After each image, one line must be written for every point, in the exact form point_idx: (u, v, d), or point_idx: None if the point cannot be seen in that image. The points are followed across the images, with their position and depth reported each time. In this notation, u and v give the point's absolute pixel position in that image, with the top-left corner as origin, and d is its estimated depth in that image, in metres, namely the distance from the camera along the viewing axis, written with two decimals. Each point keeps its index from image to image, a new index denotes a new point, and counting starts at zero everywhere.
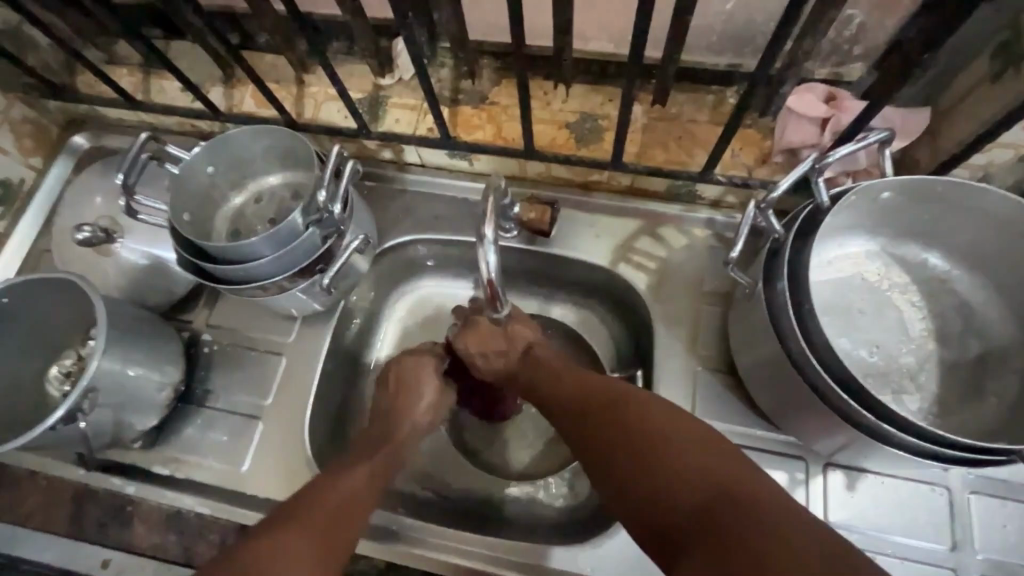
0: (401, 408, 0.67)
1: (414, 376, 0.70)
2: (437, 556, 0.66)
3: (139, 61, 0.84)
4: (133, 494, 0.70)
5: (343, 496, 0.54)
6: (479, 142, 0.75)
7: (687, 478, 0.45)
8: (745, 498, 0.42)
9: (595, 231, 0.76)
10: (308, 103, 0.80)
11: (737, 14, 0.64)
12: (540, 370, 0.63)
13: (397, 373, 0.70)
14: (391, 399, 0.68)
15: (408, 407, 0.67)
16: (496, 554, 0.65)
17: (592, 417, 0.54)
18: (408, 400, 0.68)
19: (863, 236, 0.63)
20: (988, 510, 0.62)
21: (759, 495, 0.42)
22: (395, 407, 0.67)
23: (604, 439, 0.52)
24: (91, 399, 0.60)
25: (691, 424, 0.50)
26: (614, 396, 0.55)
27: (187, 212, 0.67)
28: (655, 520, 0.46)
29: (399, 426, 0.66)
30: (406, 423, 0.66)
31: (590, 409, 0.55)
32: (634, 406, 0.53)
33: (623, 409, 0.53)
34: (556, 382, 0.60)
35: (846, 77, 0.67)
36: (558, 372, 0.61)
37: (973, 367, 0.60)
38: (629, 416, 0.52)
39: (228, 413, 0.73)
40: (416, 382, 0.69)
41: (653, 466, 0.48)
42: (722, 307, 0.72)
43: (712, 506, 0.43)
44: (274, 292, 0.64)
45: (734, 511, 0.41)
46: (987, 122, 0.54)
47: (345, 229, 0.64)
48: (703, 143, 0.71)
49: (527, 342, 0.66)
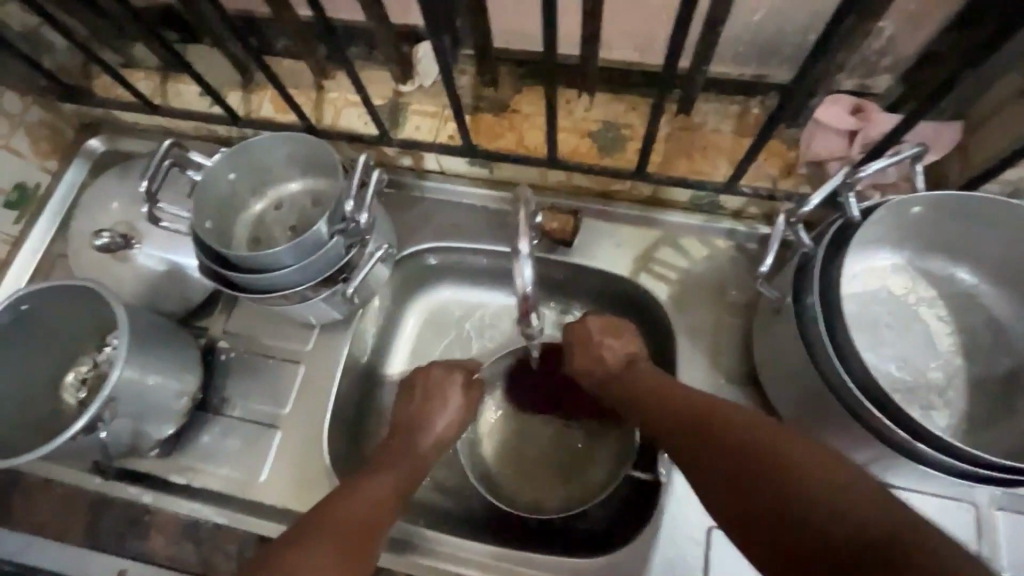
0: (423, 424, 0.67)
1: (439, 391, 0.69)
2: (451, 569, 0.66)
3: (157, 64, 0.83)
4: (150, 503, 0.69)
5: (365, 513, 0.55)
6: (501, 150, 0.74)
7: (830, 509, 0.40)
8: (906, 543, 0.36)
9: (616, 241, 0.75)
10: (328, 109, 0.79)
11: (765, 25, 0.64)
12: (637, 385, 0.59)
13: (420, 387, 0.69)
14: (413, 413, 0.68)
15: (430, 422, 0.67)
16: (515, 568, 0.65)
17: (703, 434, 0.50)
18: (431, 416, 0.67)
19: (891, 250, 0.63)
20: (1016, 527, 0.61)
21: (923, 541, 0.36)
22: (418, 423, 0.67)
23: (721, 459, 0.48)
24: (112, 408, 0.59)
25: (820, 448, 0.45)
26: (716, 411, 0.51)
27: (209, 220, 0.66)
28: (790, 555, 0.41)
29: (420, 443, 0.66)
30: (427, 442, 0.66)
31: (701, 425, 0.51)
32: (752, 426, 0.48)
33: (739, 428, 0.49)
34: (655, 396, 0.57)
35: (872, 90, 0.67)
36: (662, 387, 0.57)
37: (1002, 383, 0.60)
38: (750, 437, 0.47)
39: (245, 422, 0.72)
40: (442, 397, 0.69)
41: (782, 492, 0.43)
42: (745, 319, 0.72)
43: (866, 548, 0.37)
44: (296, 301, 0.63)
45: (903, 561, 0.35)
46: (1021, 138, 0.53)
47: (369, 238, 0.64)
48: (727, 153, 0.71)
49: (628, 357, 0.63)
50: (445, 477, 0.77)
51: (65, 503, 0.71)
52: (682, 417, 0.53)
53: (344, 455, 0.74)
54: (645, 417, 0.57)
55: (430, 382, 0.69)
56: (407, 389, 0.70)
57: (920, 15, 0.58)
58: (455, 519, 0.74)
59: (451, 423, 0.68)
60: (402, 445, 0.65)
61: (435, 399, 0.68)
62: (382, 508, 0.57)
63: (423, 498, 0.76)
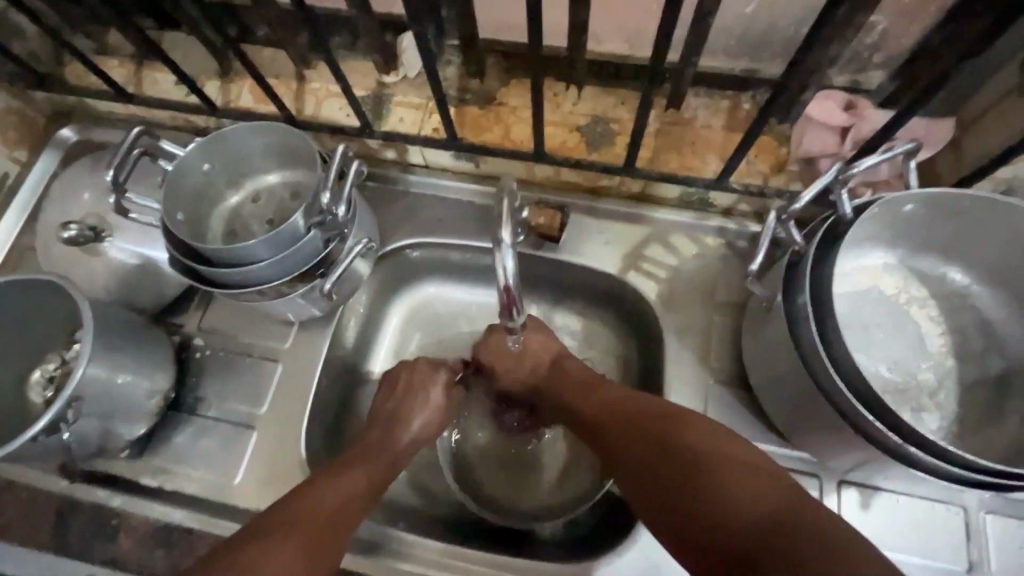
0: (402, 420, 0.65)
1: (422, 385, 0.68)
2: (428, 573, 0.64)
3: (131, 51, 0.80)
4: (120, 506, 0.67)
5: (334, 513, 0.53)
6: (486, 144, 0.72)
7: (736, 502, 0.43)
8: (796, 531, 0.40)
9: (604, 238, 0.74)
10: (309, 99, 0.77)
11: (757, 18, 0.62)
12: (566, 383, 0.62)
13: (405, 384, 0.68)
14: (394, 408, 0.66)
15: (412, 417, 0.65)
16: (495, 571, 0.63)
17: (627, 431, 0.53)
18: (413, 410, 0.66)
19: (882, 248, 0.61)
20: (1005, 531, 0.61)
21: (817, 528, 0.39)
22: (397, 419, 0.65)
23: (642, 455, 0.50)
24: (76, 409, 0.57)
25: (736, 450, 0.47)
26: (643, 412, 0.53)
27: (181, 212, 0.63)
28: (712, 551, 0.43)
29: (398, 438, 0.64)
30: (405, 438, 0.64)
31: (627, 424, 0.53)
32: (671, 422, 0.51)
33: (659, 426, 0.51)
34: (581, 396, 0.59)
35: (865, 85, 0.66)
36: (591, 385, 0.60)
37: (994, 385, 0.59)
38: (669, 434, 0.50)
39: (220, 422, 0.70)
40: (425, 392, 0.67)
41: (696, 487, 0.45)
42: (735, 319, 0.70)
43: (766, 536, 0.40)
44: (272, 297, 0.61)
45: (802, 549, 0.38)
46: (1015, 135, 0.52)
47: (348, 233, 0.62)
48: (717, 150, 0.69)
49: (553, 354, 0.65)
50: (427, 478, 0.75)
51: (31, 506, 0.68)
52: (610, 416, 0.55)
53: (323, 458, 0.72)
54: (575, 415, 0.59)
55: (415, 377, 0.68)
56: (390, 383, 0.69)
57: (915, 9, 0.57)
58: (437, 522, 0.73)
59: (434, 418, 0.67)
60: (376, 440, 0.63)
61: (417, 392, 0.67)
62: (352, 507, 0.55)
63: (404, 500, 0.74)
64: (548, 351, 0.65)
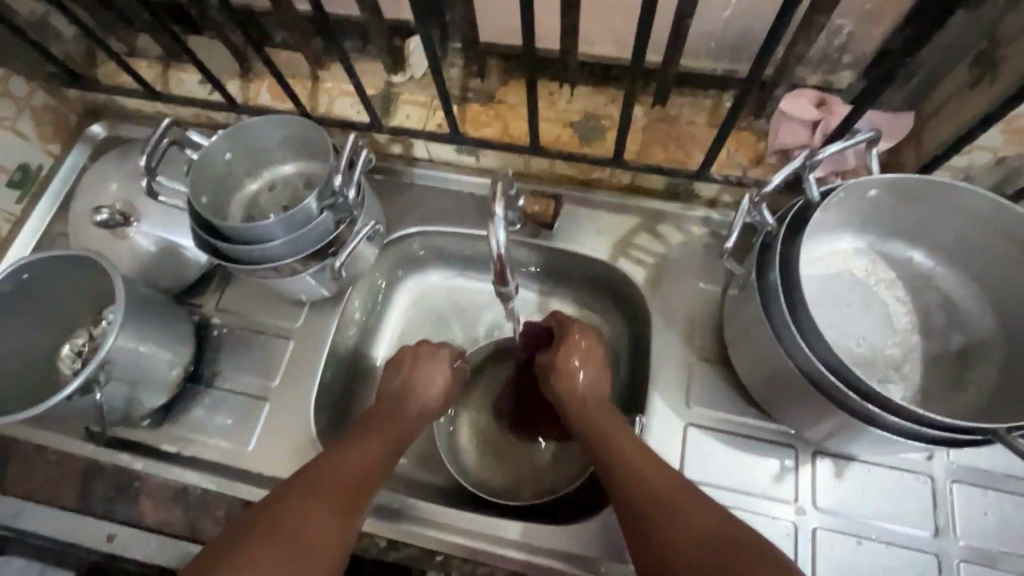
0: (410, 393, 0.70)
1: (427, 362, 0.72)
2: (434, 536, 0.68)
3: (159, 54, 0.87)
4: (141, 470, 0.71)
5: (353, 477, 0.58)
6: (487, 138, 0.78)
7: None
8: None
9: (596, 228, 0.79)
10: (323, 98, 0.83)
11: (734, 22, 0.67)
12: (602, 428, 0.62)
13: (411, 361, 0.72)
14: (401, 383, 0.71)
15: (418, 391, 0.70)
16: (495, 533, 0.67)
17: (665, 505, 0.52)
18: (416, 387, 0.70)
19: (851, 234, 0.66)
20: (970, 498, 0.65)
21: None
22: (404, 392, 0.70)
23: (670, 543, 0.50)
24: (106, 371, 0.62)
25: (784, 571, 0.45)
26: (682, 502, 0.52)
27: (205, 196, 0.69)
28: None
29: (406, 410, 0.69)
30: (412, 411, 0.69)
31: (663, 510, 0.52)
32: (712, 526, 0.49)
33: (701, 527, 0.50)
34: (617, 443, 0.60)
35: (836, 85, 0.71)
36: (624, 434, 0.60)
37: (955, 359, 0.64)
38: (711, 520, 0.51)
39: (236, 395, 0.75)
40: (428, 370, 0.72)
41: None
42: (717, 302, 0.75)
43: None
44: (286, 274, 0.66)
45: None
46: (966, 126, 0.57)
47: (357, 216, 0.68)
48: (700, 143, 0.75)
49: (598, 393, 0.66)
50: (428, 452, 0.80)
51: (54, 471, 0.72)
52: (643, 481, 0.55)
53: (330, 431, 0.77)
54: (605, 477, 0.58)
55: (421, 356, 0.72)
56: (395, 365, 0.73)
57: (875, 14, 0.62)
58: (438, 493, 0.77)
59: (440, 395, 0.71)
60: (387, 411, 0.68)
61: (421, 371, 0.71)
62: (369, 472, 0.60)
63: (406, 472, 0.78)
64: (596, 381, 0.67)
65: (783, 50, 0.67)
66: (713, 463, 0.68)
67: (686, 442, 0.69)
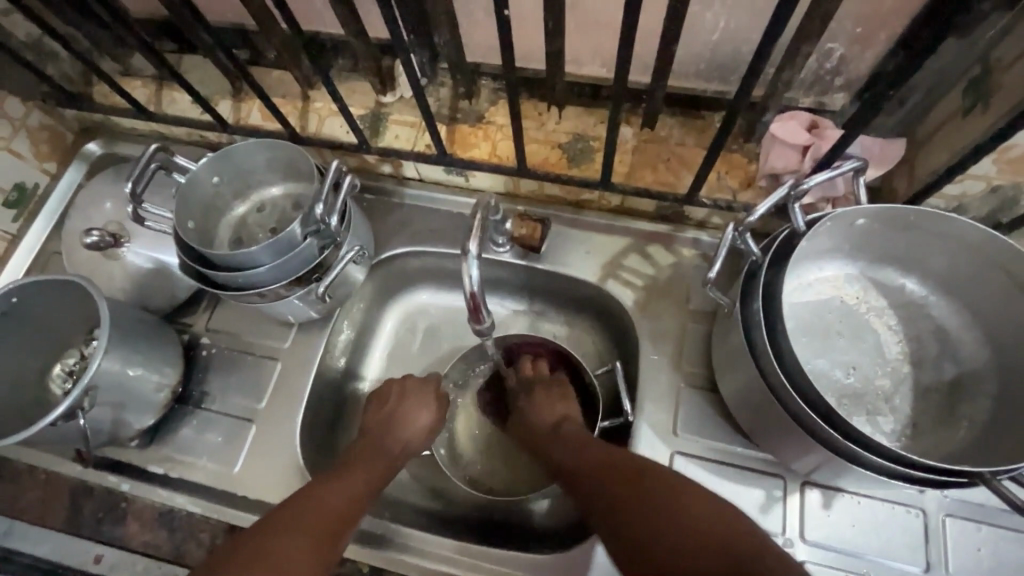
0: (397, 425, 0.70)
1: (413, 397, 0.73)
2: (420, 564, 0.67)
3: (152, 73, 0.88)
4: (127, 491, 0.72)
5: (338, 509, 0.58)
6: (475, 159, 0.77)
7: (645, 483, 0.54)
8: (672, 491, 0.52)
9: (585, 249, 0.78)
10: (312, 117, 0.83)
11: (723, 44, 0.67)
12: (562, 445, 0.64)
13: (399, 390, 0.73)
14: (386, 416, 0.71)
15: (406, 424, 0.70)
16: (475, 561, 0.67)
17: (621, 490, 0.54)
18: (403, 420, 0.70)
19: (842, 260, 0.65)
20: (963, 534, 0.63)
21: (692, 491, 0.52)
22: (390, 425, 0.70)
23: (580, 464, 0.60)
24: (91, 397, 0.62)
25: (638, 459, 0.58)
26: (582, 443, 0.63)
27: (192, 220, 0.69)
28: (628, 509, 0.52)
29: (393, 445, 0.68)
30: (399, 442, 0.68)
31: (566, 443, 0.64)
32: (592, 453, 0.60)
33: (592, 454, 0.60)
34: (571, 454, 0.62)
35: (829, 107, 0.69)
36: (584, 442, 0.62)
37: (947, 392, 0.62)
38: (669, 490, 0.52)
39: (223, 416, 0.75)
40: (417, 400, 0.72)
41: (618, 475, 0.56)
42: (706, 325, 0.74)
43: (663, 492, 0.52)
44: (271, 299, 0.66)
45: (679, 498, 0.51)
46: (956, 155, 0.56)
47: (341, 241, 0.67)
48: (689, 166, 0.74)
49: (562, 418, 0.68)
50: (416, 474, 0.79)
51: (46, 490, 0.74)
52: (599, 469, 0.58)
53: (317, 452, 0.77)
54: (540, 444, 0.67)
55: (407, 390, 0.73)
56: (381, 398, 0.73)
57: (866, 38, 0.61)
58: (423, 515, 0.77)
59: (430, 422, 0.72)
60: (377, 443, 0.68)
61: (407, 403, 0.72)
62: (352, 507, 0.60)
63: (392, 492, 0.78)
64: (557, 418, 0.68)
65: (773, 72, 0.66)
66: None
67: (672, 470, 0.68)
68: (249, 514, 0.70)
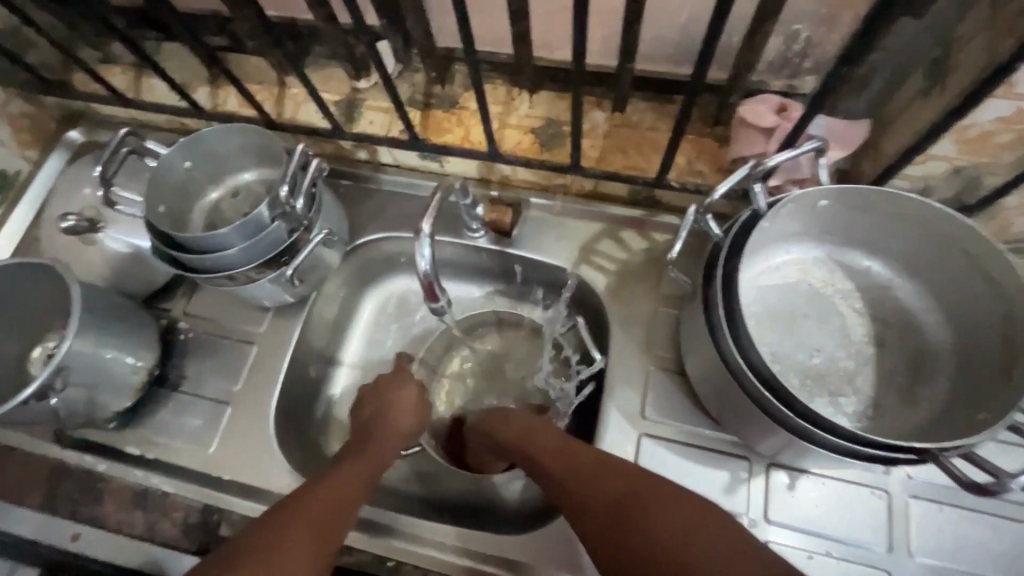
0: (381, 420, 0.71)
1: (393, 390, 0.74)
2: (420, 551, 0.68)
3: (131, 60, 0.88)
4: (105, 471, 0.74)
5: (332, 508, 0.58)
6: (448, 144, 0.78)
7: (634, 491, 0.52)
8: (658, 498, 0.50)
9: (559, 233, 0.78)
10: (288, 104, 0.83)
11: (690, 27, 0.66)
12: (531, 438, 0.63)
13: (378, 384, 0.74)
14: (370, 414, 0.72)
15: (391, 415, 0.71)
16: (474, 548, 0.67)
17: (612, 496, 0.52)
18: (389, 414, 0.71)
19: (809, 244, 0.65)
20: (927, 515, 0.64)
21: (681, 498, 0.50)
22: (375, 423, 0.70)
23: (563, 461, 0.59)
24: (63, 377, 0.63)
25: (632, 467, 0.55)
26: (564, 445, 0.61)
27: (164, 205, 0.70)
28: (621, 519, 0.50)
29: (379, 438, 0.69)
30: (389, 434, 0.70)
31: (542, 438, 0.63)
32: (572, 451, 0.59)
33: (575, 456, 0.58)
34: (547, 450, 0.61)
35: (798, 90, 0.69)
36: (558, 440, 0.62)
37: (909, 373, 0.63)
38: (666, 504, 0.49)
39: (200, 398, 0.76)
40: (399, 393, 0.74)
41: (604, 481, 0.54)
42: (677, 310, 0.74)
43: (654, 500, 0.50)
44: (241, 281, 0.67)
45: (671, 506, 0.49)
46: (917, 136, 0.56)
47: (311, 222, 0.69)
48: (660, 150, 0.74)
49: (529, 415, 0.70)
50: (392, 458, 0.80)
51: (24, 470, 0.75)
52: (583, 473, 0.56)
53: (293, 435, 0.77)
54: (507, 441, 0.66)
55: (386, 382, 0.74)
56: (361, 400, 0.74)
57: (831, 18, 0.61)
58: (397, 497, 0.78)
59: (411, 415, 0.73)
60: (364, 436, 0.69)
61: (389, 395, 0.73)
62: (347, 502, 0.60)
63: None
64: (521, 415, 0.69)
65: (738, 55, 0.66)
66: (667, 473, 0.67)
67: (639, 452, 0.68)
68: (223, 495, 0.71)
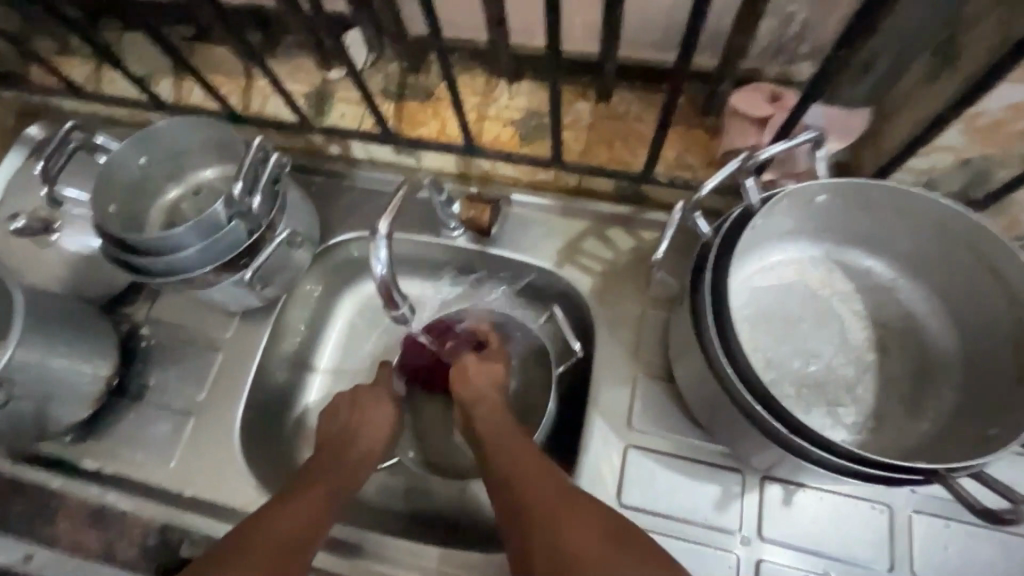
0: (348, 438, 0.65)
1: (367, 405, 0.68)
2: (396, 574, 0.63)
3: (90, 51, 0.83)
4: (59, 488, 0.69)
5: (291, 530, 0.53)
6: (422, 138, 0.73)
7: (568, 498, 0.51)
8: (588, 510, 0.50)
9: (542, 232, 0.74)
10: (256, 96, 0.79)
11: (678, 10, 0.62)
12: (489, 440, 0.60)
13: (351, 395, 0.69)
14: (343, 426, 0.66)
15: (366, 431, 0.66)
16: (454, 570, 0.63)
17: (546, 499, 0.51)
18: (361, 430, 0.66)
19: (805, 242, 0.60)
20: (931, 531, 0.60)
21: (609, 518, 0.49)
22: (345, 441, 0.65)
23: (509, 462, 0.56)
24: (5, 390, 0.59)
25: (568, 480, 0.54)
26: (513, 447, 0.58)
27: (114, 204, 0.66)
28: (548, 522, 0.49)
29: (349, 454, 0.64)
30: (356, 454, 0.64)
31: (495, 441, 0.60)
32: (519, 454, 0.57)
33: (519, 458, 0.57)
34: (503, 451, 0.58)
35: (795, 77, 0.65)
36: (516, 441, 0.59)
37: (912, 380, 0.58)
38: (590, 518, 0.49)
39: (161, 409, 0.72)
40: (374, 407, 0.68)
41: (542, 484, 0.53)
42: (666, 312, 0.70)
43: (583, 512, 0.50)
44: (199, 285, 0.63)
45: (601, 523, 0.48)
46: (922, 125, 0.51)
47: (273, 222, 0.64)
48: (647, 142, 0.70)
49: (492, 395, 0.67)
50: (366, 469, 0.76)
51: None
52: (525, 476, 0.54)
53: (261, 447, 0.73)
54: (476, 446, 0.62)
55: (362, 395, 0.69)
56: (333, 412, 0.68)
57: None
58: (372, 511, 0.74)
59: (382, 433, 0.67)
60: (334, 448, 0.64)
61: (364, 411, 0.68)
62: (308, 524, 0.54)
63: None
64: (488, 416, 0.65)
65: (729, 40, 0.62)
66: (655, 487, 0.63)
67: (626, 464, 0.64)
68: (183, 512, 0.67)
